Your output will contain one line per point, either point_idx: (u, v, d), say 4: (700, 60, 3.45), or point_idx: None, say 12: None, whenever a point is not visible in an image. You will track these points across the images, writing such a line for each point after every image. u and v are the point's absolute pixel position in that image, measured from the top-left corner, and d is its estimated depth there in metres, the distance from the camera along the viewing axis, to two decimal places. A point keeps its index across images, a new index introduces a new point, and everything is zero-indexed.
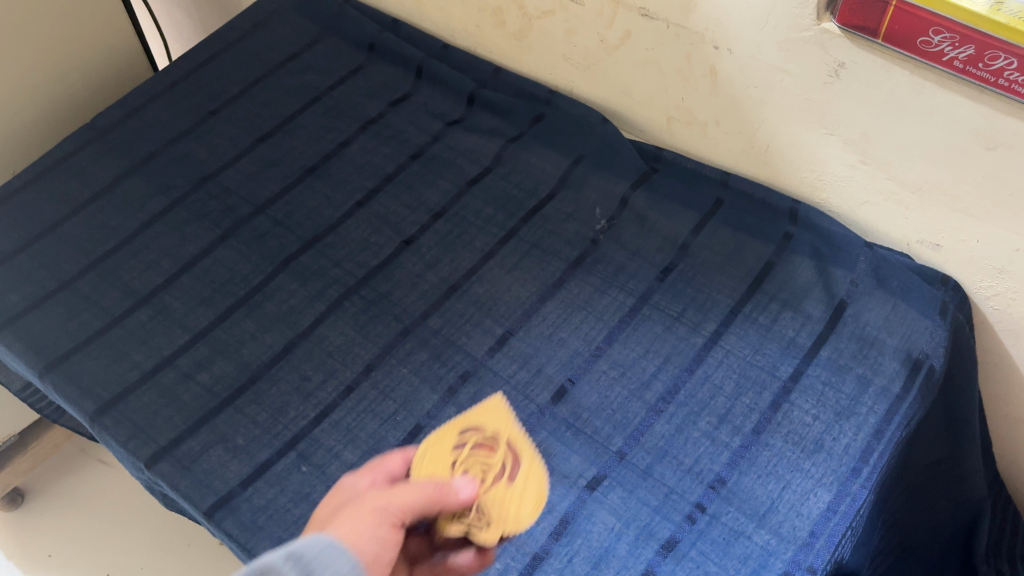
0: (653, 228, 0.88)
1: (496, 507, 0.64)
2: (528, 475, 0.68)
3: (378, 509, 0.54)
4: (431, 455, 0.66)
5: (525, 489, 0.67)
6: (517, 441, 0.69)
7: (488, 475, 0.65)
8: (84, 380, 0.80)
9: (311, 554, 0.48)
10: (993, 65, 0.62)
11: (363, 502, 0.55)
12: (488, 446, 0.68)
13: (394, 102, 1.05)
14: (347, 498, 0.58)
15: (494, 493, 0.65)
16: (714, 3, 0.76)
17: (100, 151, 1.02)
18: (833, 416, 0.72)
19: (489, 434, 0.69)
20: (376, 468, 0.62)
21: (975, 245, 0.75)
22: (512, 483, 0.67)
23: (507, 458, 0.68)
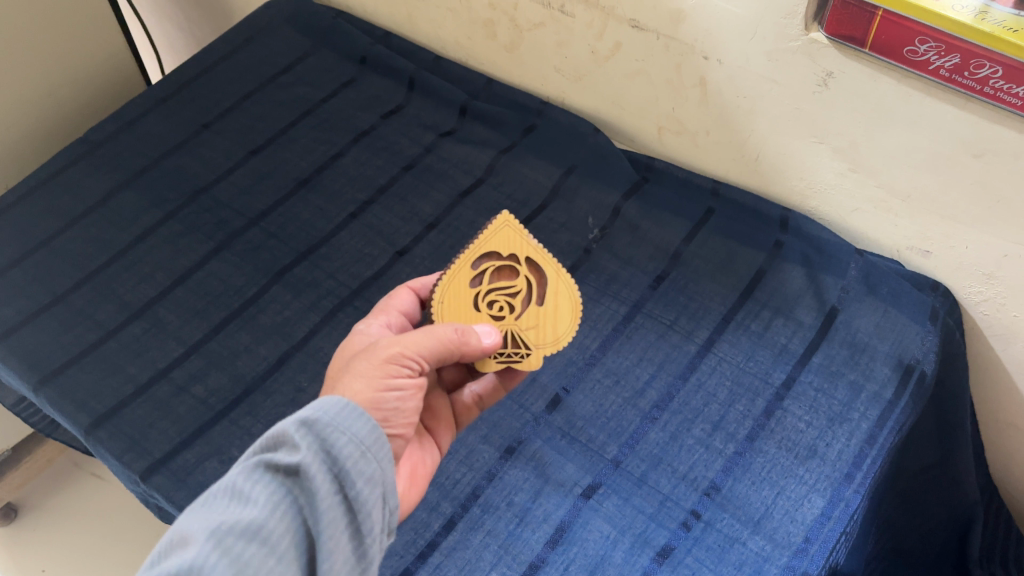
0: (644, 237, 0.89)
1: (531, 329, 0.66)
2: (555, 290, 0.67)
3: (395, 349, 0.57)
4: (451, 282, 0.67)
5: (557, 303, 0.66)
6: (533, 259, 0.67)
7: (516, 302, 0.66)
8: (78, 394, 0.80)
9: (327, 416, 0.49)
10: (978, 74, 0.63)
11: (379, 349, 0.58)
12: (506, 271, 0.67)
13: (387, 114, 1.06)
14: (358, 349, 0.62)
15: (525, 317, 0.66)
16: (703, 15, 0.77)
17: (93, 166, 1.02)
18: (826, 422, 0.72)
19: (504, 260, 0.67)
20: (385, 306, 0.68)
21: (964, 251, 0.76)
22: (540, 304, 0.66)
23: (531, 281, 0.67)
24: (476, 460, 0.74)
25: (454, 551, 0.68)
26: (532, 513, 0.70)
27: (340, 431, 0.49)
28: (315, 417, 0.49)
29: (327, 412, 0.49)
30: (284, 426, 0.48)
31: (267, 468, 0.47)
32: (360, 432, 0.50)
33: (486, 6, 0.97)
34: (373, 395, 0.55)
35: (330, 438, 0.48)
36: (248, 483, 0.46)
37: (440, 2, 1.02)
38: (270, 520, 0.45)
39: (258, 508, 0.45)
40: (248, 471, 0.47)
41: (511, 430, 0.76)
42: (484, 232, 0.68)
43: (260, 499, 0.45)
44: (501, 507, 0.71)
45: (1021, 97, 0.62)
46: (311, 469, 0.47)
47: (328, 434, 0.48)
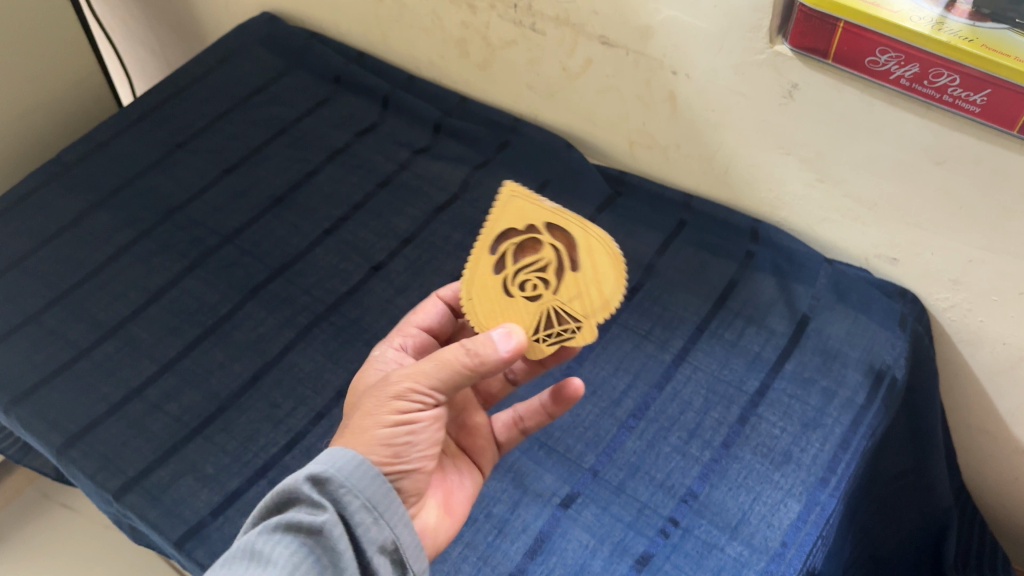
0: (619, 249, 0.90)
1: (576, 299, 0.63)
2: (591, 249, 0.64)
3: (415, 378, 0.56)
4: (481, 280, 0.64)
5: (595, 262, 0.63)
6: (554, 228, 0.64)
7: (557, 273, 0.63)
8: (51, 414, 0.79)
9: (342, 474, 0.53)
10: (937, 82, 0.65)
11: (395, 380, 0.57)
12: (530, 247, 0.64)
13: (361, 132, 1.07)
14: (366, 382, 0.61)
15: (565, 286, 0.63)
16: (671, 30, 0.79)
17: (65, 186, 1.02)
18: (800, 427, 0.73)
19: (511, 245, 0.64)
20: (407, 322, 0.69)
21: (929, 257, 0.77)
22: (577, 269, 0.63)
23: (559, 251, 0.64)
24: None
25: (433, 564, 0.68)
26: (511, 524, 0.70)
27: (354, 491, 0.53)
28: (329, 475, 0.52)
29: (341, 468, 0.53)
30: (296, 485, 0.52)
31: (289, 527, 0.50)
32: (374, 490, 0.54)
33: (458, 25, 0.98)
34: (389, 421, 0.56)
35: (343, 497, 0.52)
36: (268, 544, 0.49)
37: (412, 21, 1.03)
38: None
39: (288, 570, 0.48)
40: (270, 533, 0.50)
41: None
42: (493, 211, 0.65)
43: (288, 563, 0.48)
44: (481, 518, 0.70)
45: (978, 104, 0.64)
46: (331, 530, 0.50)
47: (344, 495, 0.52)
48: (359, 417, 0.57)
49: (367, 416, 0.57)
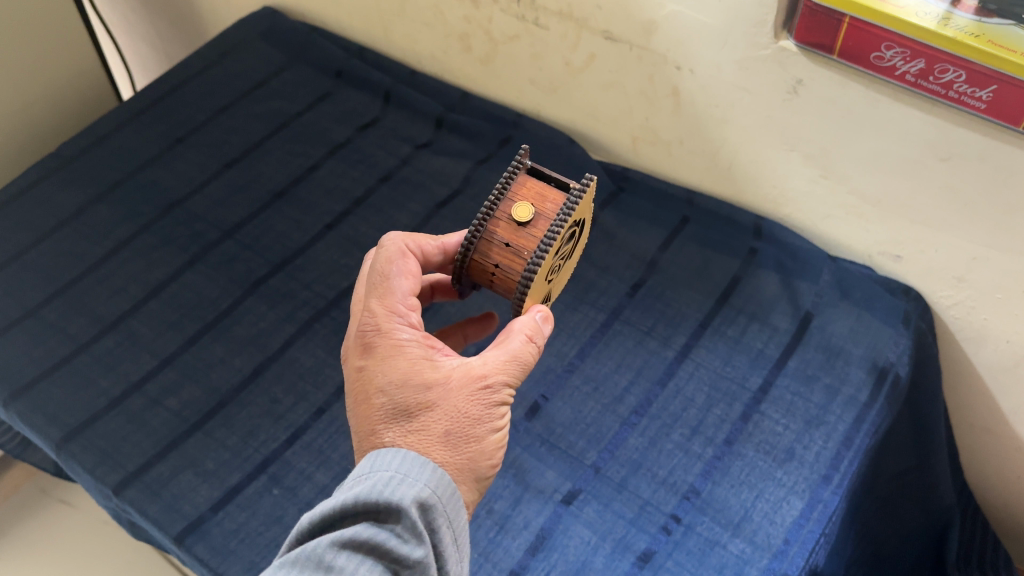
0: (622, 246, 0.90)
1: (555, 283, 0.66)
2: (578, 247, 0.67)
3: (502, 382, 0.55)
4: (544, 266, 0.57)
5: (573, 257, 0.67)
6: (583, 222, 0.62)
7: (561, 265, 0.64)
8: (50, 408, 0.79)
9: (440, 501, 0.50)
10: (943, 78, 0.65)
11: (481, 382, 0.54)
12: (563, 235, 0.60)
13: (363, 127, 1.06)
14: (410, 378, 0.54)
15: (558, 277, 0.65)
16: (676, 25, 0.78)
17: (65, 180, 1.01)
18: (803, 425, 0.73)
19: (571, 228, 0.59)
20: (397, 291, 0.58)
21: (933, 255, 0.77)
22: (568, 261, 0.66)
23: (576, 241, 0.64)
24: None
25: None
26: (513, 520, 0.69)
27: (447, 522, 0.50)
28: (431, 500, 0.49)
29: (439, 494, 0.50)
30: (400, 504, 0.48)
31: (381, 552, 0.46)
32: (457, 519, 0.52)
33: (460, 20, 0.97)
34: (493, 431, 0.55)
35: (436, 526, 0.49)
36: (357, 565, 0.46)
37: (415, 16, 1.02)
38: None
39: None
40: (357, 551, 0.46)
41: None
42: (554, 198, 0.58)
43: None
44: (482, 514, 0.70)
45: (984, 100, 0.63)
46: (424, 567, 0.47)
47: (437, 526, 0.50)
48: (447, 427, 0.53)
49: (458, 425, 0.53)
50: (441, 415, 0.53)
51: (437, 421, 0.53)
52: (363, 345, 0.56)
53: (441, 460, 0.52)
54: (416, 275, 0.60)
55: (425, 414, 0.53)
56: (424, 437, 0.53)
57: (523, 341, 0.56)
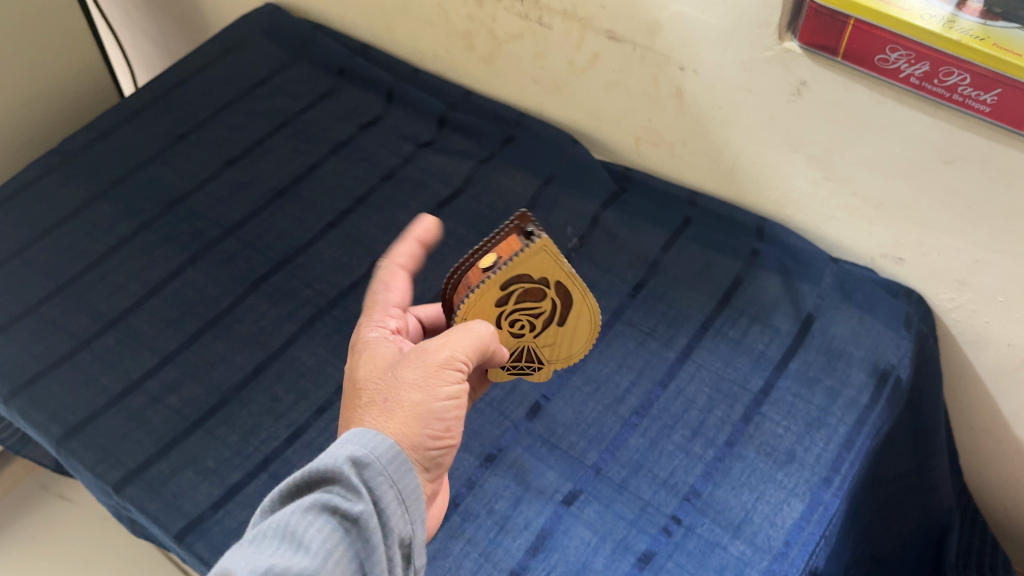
0: (623, 246, 0.90)
1: (548, 346, 0.67)
2: (579, 314, 0.65)
3: (446, 351, 0.56)
4: (478, 305, 0.61)
5: (577, 326, 0.66)
6: (563, 284, 0.62)
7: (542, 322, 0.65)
8: (51, 405, 0.79)
9: (380, 461, 0.50)
10: (947, 81, 0.64)
11: (427, 357, 0.56)
12: (534, 294, 0.63)
13: (365, 125, 1.06)
14: (368, 362, 0.58)
15: (546, 335, 0.66)
16: (680, 26, 0.78)
17: (66, 177, 1.01)
18: (805, 427, 0.73)
19: (526, 283, 0.61)
20: (381, 303, 0.63)
21: (936, 257, 0.77)
22: (561, 324, 0.66)
23: (557, 304, 0.64)
24: (456, 469, 0.74)
25: (435, 559, 0.68)
26: (513, 520, 0.69)
27: (390, 481, 0.50)
28: (369, 460, 0.49)
29: (379, 455, 0.50)
30: (335, 465, 0.48)
31: (323, 511, 0.47)
32: (405, 482, 0.51)
33: (464, 18, 0.97)
34: (434, 394, 0.55)
35: (378, 486, 0.49)
36: (302, 525, 0.46)
37: (418, 14, 1.02)
38: (323, 568, 0.45)
39: (312, 553, 0.45)
40: (301, 514, 0.47)
41: (491, 438, 0.76)
42: (519, 254, 0.59)
43: (313, 544, 0.45)
44: (482, 514, 0.70)
45: (988, 103, 0.63)
46: (368, 520, 0.47)
47: (379, 484, 0.49)
48: (387, 395, 0.55)
49: (398, 394, 0.55)
50: (383, 384, 0.56)
51: (380, 393, 0.55)
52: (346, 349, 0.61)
53: (377, 422, 0.54)
54: (405, 296, 0.64)
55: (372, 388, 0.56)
56: (367, 408, 0.55)
57: (476, 327, 0.58)
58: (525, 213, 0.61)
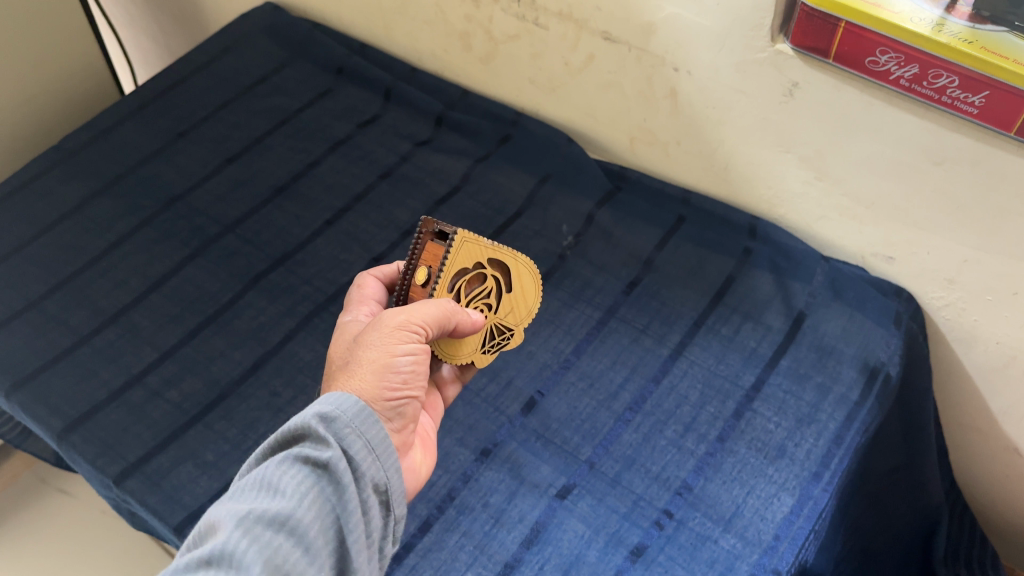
0: (618, 244, 0.91)
1: (511, 315, 0.68)
2: (520, 275, 0.68)
3: (401, 315, 0.58)
4: None
5: (523, 284, 0.68)
6: (495, 258, 0.66)
7: (496, 298, 0.68)
8: (52, 399, 0.80)
9: (345, 415, 0.51)
10: (936, 84, 0.66)
11: (384, 321, 0.59)
12: (475, 280, 0.66)
13: (363, 123, 1.07)
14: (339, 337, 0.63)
15: (503, 308, 0.68)
16: (674, 27, 0.79)
17: (67, 173, 1.02)
18: (795, 423, 0.74)
19: (465, 272, 0.65)
20: (358, 299, 0.69)
21: (926, 257, 0.78)
22: (510, 291, 0.68)
23: (499, 277, 0.67)
24: (452, 463, 0.75)
25: (430, 552, 0.69)
26: (508, 513, 0.70)
27: (358, 433, 0.51)
28: (337, 415, 0.51)
29: (346, 410, 0.52)
30: (301, 421, 0.51)
31: (296, 462, 0.50)
32: (373, 433, 0.52)
33: (462, 18, 0.98)
34: (385, 353, 0.57)
35: (347, 438, 0.51)
36: (278, 475, 0.49)
37: (416, 14, 1.03)
38: (299, 510, 0.47)
39: (287, 496, 0.48)
40: (276, 465, 0.49)
41: (487, 432, 0.77)
42: (447, 255, 0.64)
43: (289, 490, 0.48)
44: (477, 508, 0.71)
45: (977, 105, 0.64)
46: (338, 467, 0.50)
47: (346, 434, 0.51)
48: (349, 359, 0.59)
49: (356, 357, 0.58)
50: (350, 350, 0.60)
51: (344, 358, 0.59)
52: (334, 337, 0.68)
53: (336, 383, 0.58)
54: (378, 292, 0.70)
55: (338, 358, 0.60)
56: (332, 374, 0.59)
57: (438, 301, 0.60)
58: (427, 218, 0.65)
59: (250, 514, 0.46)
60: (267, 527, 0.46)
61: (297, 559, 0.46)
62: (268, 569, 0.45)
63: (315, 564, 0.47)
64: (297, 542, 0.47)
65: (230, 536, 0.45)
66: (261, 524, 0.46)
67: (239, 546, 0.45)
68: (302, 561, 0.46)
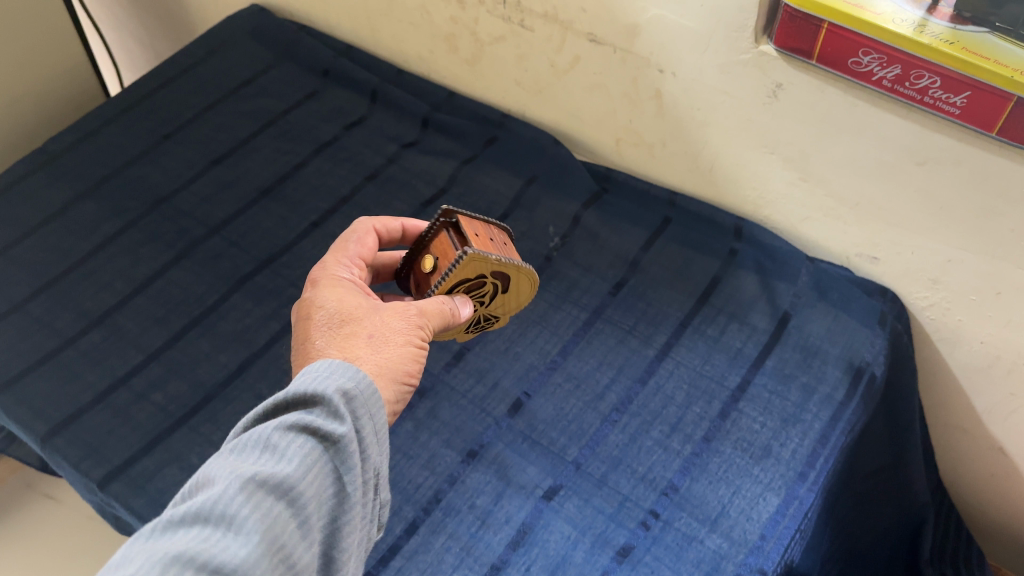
0: (604, 245, 0.91)
1: (501, 306, 0.72)
2: (520, 280, 0.69)
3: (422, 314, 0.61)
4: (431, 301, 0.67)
5: (520, 288, 0.70)
6: (499, 270, 0.66)
7: (491, 295, 0.69)
8: (36, 403, 0.79)
9: (363, 396, 0.50)
10: (918, 84, 0.66)
11: (406, 312, 0.60)
12: (475, 284, 0.66)
13: (349, 125, 1.07)
14: (346, 296, 0.61)
15: (496, 302, 0.71)
16: (658, 29, 0.80)
17: (51, 176, 1.01)
18: (780, 422, 0.74)
19: (467, 280, 0.65)
20: (352, 254, 0.67)
21: (910, 257, 0.79)
22: (506, 291, 0.70)
23: (499, 282, 0.68)
24: (438, 464, 0.75)
25: (416, 554, 0.69)
26: (494, 515, 0.70)
27: (368, 414, 0.50)
28: (353, 392, 0.50)
29: (362, 388, 0.50)
30: (321, 390, 0.49)
31: (304, 429, 0.47)
32: (379, 417, 0.51)
33: (447, 21, 0.98)
34: (408, 343, 0.59)
35: (358, 416, 0.50)
36: (283, 440, 0.46)
37: (402, 16, 1.03)
38: (303, 480, 0.45)
39: (293, 464, 0.45)
40: (281, 428, 0.47)
41: (473, 434, 0.77)
42: (451, 269, 0.63)
43: (294, 457, 0.46)
44: (463, 509, 0.71)
45: (958, 105, 0.65)
46: (348, 443, 0.48)
47: (359, 415, 0.50)
48: (372, 332, 0.58)
49: (382, 335, 0.58)
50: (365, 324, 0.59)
51: (363, 328, 0.59)
52: (310, 282, 0.64)
53: (358, 353, 0.57)
54: (372, 250, 0.68)
55: (353, 322, 0.59)
56: (344, 337, 0.58)
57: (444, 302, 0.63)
58: (447, 210, 0.66)
59: (252, 476, 0.44)
60: (269, 494, 0.44)
61: (294, 533, 0.44)
62: (265, 538, 0.42)
63: (309, 540, 0.45)
64: (295, 514, 0.44)
65: (230, 496, 0.43)
66: (265, 488, 0.44)
67: (237, 510, 0.42)
68: (298, 534, 0.44)
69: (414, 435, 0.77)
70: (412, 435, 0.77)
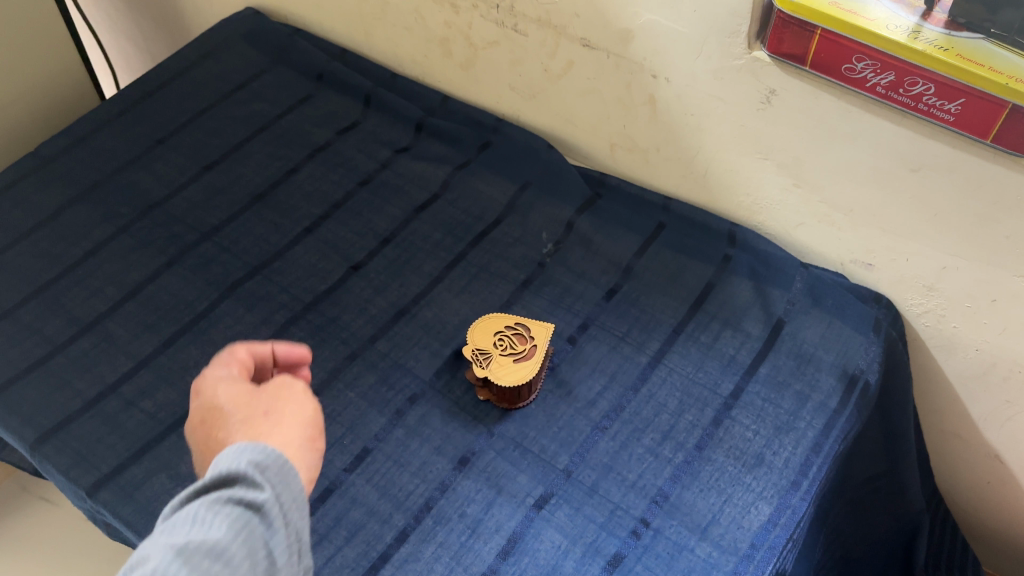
0: (598, 251, 0.90)
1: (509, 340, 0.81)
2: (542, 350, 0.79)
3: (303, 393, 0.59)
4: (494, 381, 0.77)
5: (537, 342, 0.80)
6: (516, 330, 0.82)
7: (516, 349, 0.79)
8: (25, 409, 0.79)
9: (278, 461, 0.49)
10: (912, 91, 0.65)
11: (292, 390, 0.59)
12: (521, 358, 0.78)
13: (342, 129, 1.07)
14: (228, 384, 0.58)
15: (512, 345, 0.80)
16: (652, 34, 0.79)
17: (43, 181, 1.01)
18: (773, 431, 0.74)
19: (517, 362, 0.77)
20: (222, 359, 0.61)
21: (904, 264, 0.78)
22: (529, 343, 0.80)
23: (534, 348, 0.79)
24: (428, 472, 0.74)
25: (406, 563, 0.68)
26: (484, 524, 0.70)
27: (286, 478, 0.49)
28: (268, 459, 0.48)
29: (275, 456, 0.49)
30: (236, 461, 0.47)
31: (227, 500, 0.46)
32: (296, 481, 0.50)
33: (441, 25, 0.98)
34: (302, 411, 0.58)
35: (278, 482, 0.48)
36: (209, 513, 0.45)
37: (396, 20, 1.03)
38: (234, 546, 0.44)
39: (222, 534, 0.44)
40: (204, 504, 0.45)
41: (464, 441, 0.76)
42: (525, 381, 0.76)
43: (222, 527, 0.45)
44: (454, 518, 0.70)
45: (952, 112, 0.64)
46: (271, 508, 0.47)
47: (278, 480, 0.48)
48: (267, 408, 0.56)
49: (278, 412, 0.56)
50: (258, 405, 0.56)
51: (256, 408, 0.56)
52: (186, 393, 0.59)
53: (262, 429, 0.54)
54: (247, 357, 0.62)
55: (244, 406, 0.56)
56: (242, 419, 0.55)
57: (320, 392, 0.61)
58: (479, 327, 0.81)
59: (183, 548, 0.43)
60: (202, 563, 0.43)
61: None
62: None
63: None
64: None
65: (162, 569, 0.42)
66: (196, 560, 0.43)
67: None
68: None
69: (405, 443, 0.76)
70: (403, 442, 0.76)
